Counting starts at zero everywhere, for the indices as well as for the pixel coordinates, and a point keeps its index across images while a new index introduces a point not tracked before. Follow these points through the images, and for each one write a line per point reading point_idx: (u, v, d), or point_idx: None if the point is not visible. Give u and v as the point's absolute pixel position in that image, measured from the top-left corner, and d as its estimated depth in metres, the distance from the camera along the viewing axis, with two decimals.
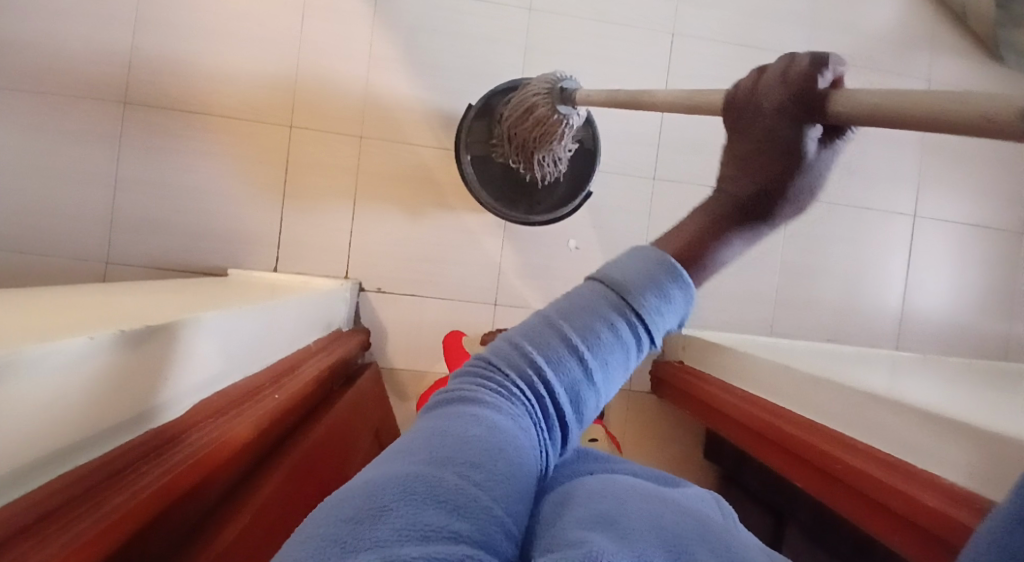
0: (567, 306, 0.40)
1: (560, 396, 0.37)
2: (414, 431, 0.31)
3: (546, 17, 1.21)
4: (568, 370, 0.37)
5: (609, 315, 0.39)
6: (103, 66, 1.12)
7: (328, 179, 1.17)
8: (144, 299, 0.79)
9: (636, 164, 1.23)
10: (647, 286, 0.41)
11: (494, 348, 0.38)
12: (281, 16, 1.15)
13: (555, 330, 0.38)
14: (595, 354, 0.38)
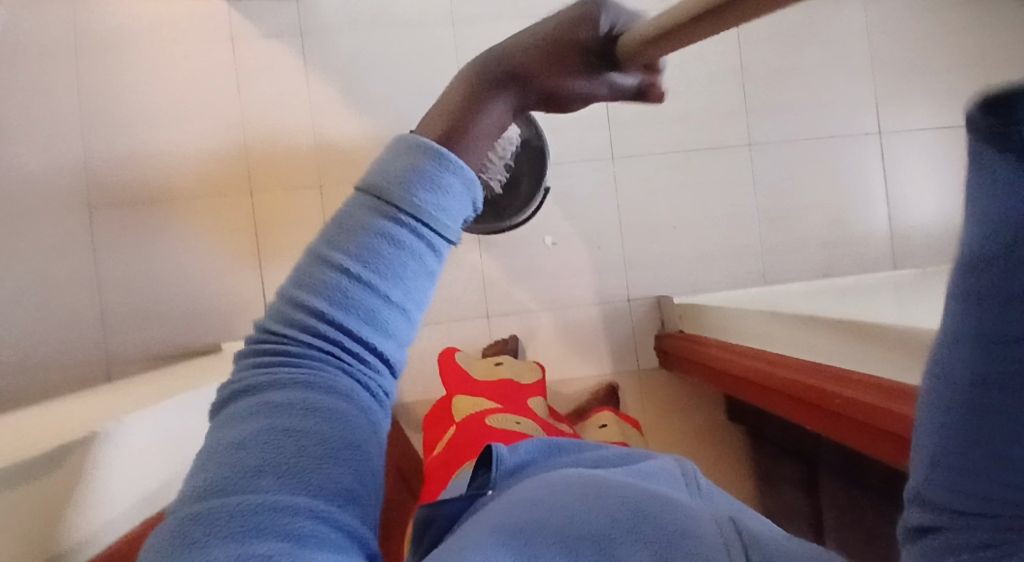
0: (334, 233, 0.31)
1: (365, 338, 0.31)
2: (216, 432, 0.29)
3: (473, 28, 1.22)
4: (354, 306, 0.30)
5: (379, 230, 0.30)
6: (60, 177, 1.14)
7: (299, 234, 1.18)
8: (139, 393, 0.81)
9: (593, 148, 1.23)
10: (416, 173, 0.31)
11: (273, 310, 0.32)
12: (218, 89, 1.17)
13: (323, 265, 0.31)
14: (383, 272, 0.31)
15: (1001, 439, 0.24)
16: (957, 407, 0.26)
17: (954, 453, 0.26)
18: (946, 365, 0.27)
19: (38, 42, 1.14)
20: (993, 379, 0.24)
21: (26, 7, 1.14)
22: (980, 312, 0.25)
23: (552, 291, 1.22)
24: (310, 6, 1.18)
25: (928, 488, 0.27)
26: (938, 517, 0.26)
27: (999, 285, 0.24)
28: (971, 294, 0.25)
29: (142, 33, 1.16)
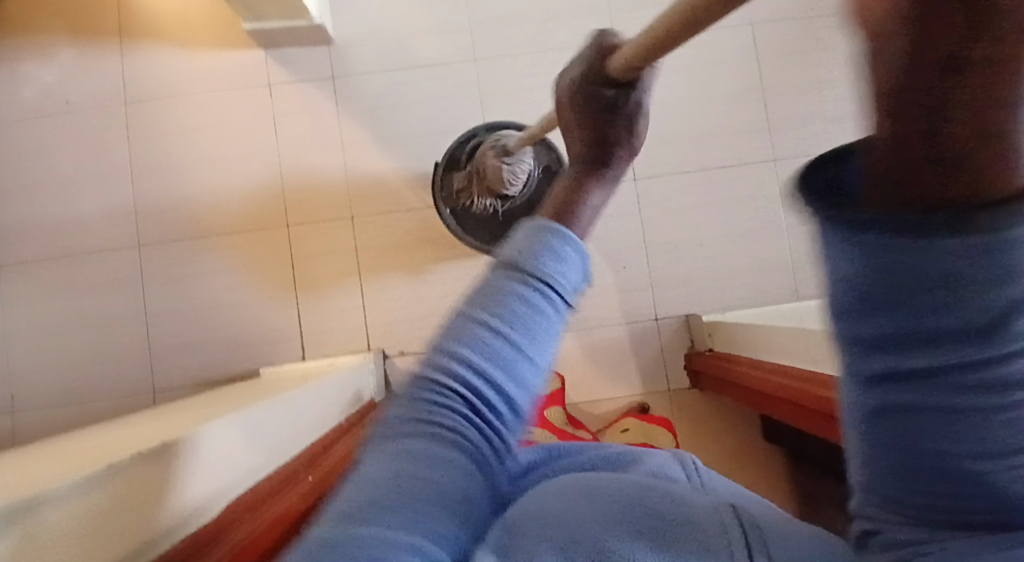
0: (483, 291, 0.37)
1: (499, 388, 0.36)
2: (365, 462, 0.35)
3: (492, 62, 1.27)
4: (496, 359, 0.36)
5: (519, 293, 0.36)
6: (114, 218, 1.23)
7: (332, 264, 1.23)
8: (181, 417, 0.85)
9: None
10: (546, 250, 0.38)
11: (432, 353, 0.38)
12: (256, 131, 1.25)
13: (473, 323, 0.36)
14: (523, 336, 0.36)
15: (936, 439, 0.20)
16: (870, 407, 0.23)
17: (885, 455, 0.22)
18: (842, 360, 0.24)
19: (93, 99, 1.25)
20: (896, 395, 0.21)
21: (83, 68, 1.25)
22: (852, 307, 0.21)
23: (578, 313, 1.23)
24: (339, 51, 1.26)
25: (874, 502, 0.24)
26: (887, 524, 0.23)
27: (879, 294, 0.20)
28: (833, 292, 0.22)
29: (186, 85, 1.25)
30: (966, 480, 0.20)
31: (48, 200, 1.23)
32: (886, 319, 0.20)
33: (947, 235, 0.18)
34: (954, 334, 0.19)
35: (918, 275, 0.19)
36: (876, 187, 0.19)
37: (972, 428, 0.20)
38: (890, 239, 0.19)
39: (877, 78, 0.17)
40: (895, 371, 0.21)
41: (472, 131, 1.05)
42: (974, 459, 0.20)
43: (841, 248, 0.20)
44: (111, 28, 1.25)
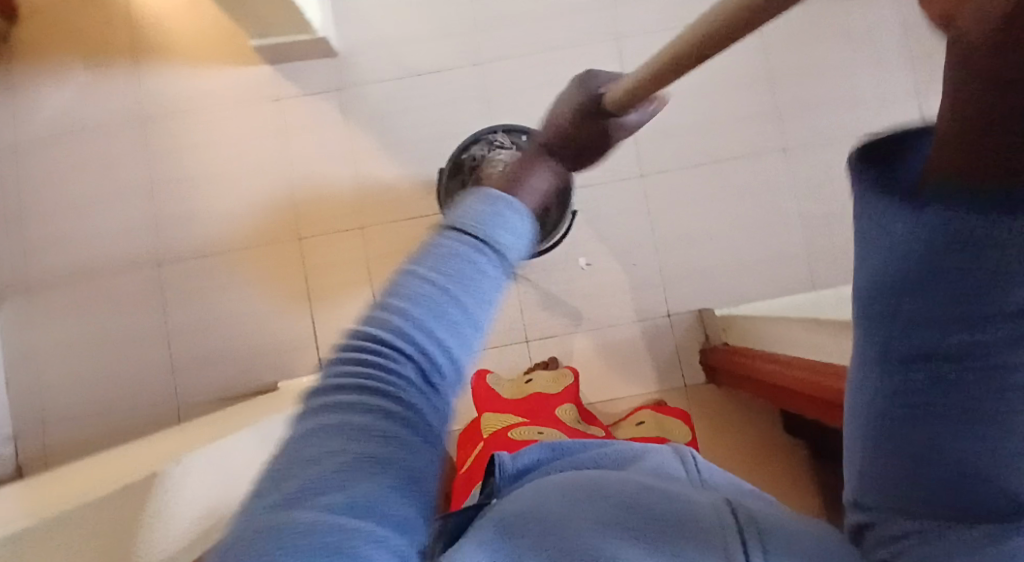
0: (433, 259, 0.40)
1: (444, 350, 0.37)
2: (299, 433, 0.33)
3: (494, 65, 1.27)
4: (442, 315, 0.37)
5: (468, 256, 0.41)
6: (133, 237, 1.26)
7: (345, 273, 1.25)
8: (202, 431, 0.87)
9: (620, 168, 1.25)
10: (487, 217, 0.45)
11: (370, 320, 0.37)
12: (265, 146, 1.27)
13: (414, 280, 0.39)
14: (464, 290, 0.39)
15: (945, 420, 0.28)
16: (891, 404, 0.31)
17: (897, 431, 0.30)
18: (875, 356, 0.32)
19: (108, 121, 1.28)
20: (920, 383, 0.29)
21: (97, 91, 1.29)
22: (904, 303, 0.29)
23: (590, 312, 1.23)
24: (343, 62, 1.27)
25: (875, 487, 0.32)
26: (882, 519, 0.31)
27: (914, 277, 0.28)
28: (878, 288, 0.30)
29: (197, 103, 1.28)
30: (962, 458, 0.27)
31: (70, 221, 1.27)
32: (931, 313, 0.28)
33: (977, 263, 0.25)
34: (978, 334, 0.27)
35: (960, 284, 0.26)
36: (936, 214, 0.25)
37: (978, 416, 0.27)
38: (933, 258, 0.26)
39: (933, 161, 0.24)
40: (931, 359, 0.29)
41: (473, 136, 1.05)
42: (974, 441, 0.27)
43: (895, 258, 0.28)
44: (122, 50, 1.29)
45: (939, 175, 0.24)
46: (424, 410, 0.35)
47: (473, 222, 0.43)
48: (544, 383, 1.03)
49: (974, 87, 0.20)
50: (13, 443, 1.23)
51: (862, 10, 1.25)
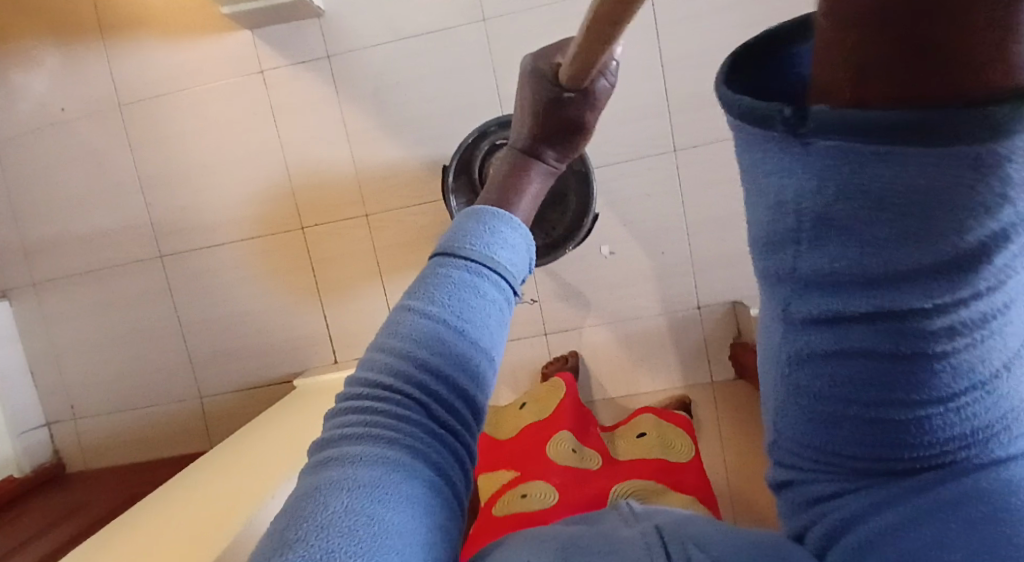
0: (422, 285, 0.38)
1: (451, 375, 0.35)
2: (295, 500, 0.30)
3: (504, 21, 1.09)
4: (447, 346, 0.35)
5: (460, 270, 0.38)
6: (131, 230, 1.21)
7: (353, 266, 1.18)
8: (216, 485, 0.88)
9: (650, 142, 1.10)
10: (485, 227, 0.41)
11: (366, 365, 0.36)
12: (255, 127, 1.16)
13: (413, 318, 0.36)
14: (466, 319, 0.36)
15: (870, 389, 0.23)
16: (791, 361, 0.26)
17: (804, 402, 0.26)
18: (778, 311, 0.26)
19: (88, 104, 1.18)
20: (817, 336, 0.24)
21: (68, 70, 1.17)
22: (806, 264, 0.23)
23: (611, 304, 1.15)
24: (332, 25, 1.11)
25: (796, 455, 0.28)
26: (806, 478, 0.28)
27: (834, 216, 0.21)
28: (776, 241, 0.24)
29: (177, 80, 1.15)
30: (905, 426, 0.23)
31: (67, 214, 1.22)
32: (855, 270, 0.21)
33: (921, 203, 0.19)
34: (915, 289, 0.20)
35: (881, 230, 0.20)
36: (842, 148, 0.20)
37: (913, 379, 0.22)
38: (855, 209, 0.20)
39: (823, 72, 0.21)
40: (846, 324, 0.23)
41: (480, 130, 0.92)
42: (912, 406, 0.22)
43: (812, 197, 0.21)
44: (87, 20, 1.15)
45: (848, 88, 0.20)
46: (439, 438, 0.34)
47: (468, 239, 0.39)
48: (536, 415, 1.05)
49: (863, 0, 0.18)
50: (47, 429, 1.27)
51: None
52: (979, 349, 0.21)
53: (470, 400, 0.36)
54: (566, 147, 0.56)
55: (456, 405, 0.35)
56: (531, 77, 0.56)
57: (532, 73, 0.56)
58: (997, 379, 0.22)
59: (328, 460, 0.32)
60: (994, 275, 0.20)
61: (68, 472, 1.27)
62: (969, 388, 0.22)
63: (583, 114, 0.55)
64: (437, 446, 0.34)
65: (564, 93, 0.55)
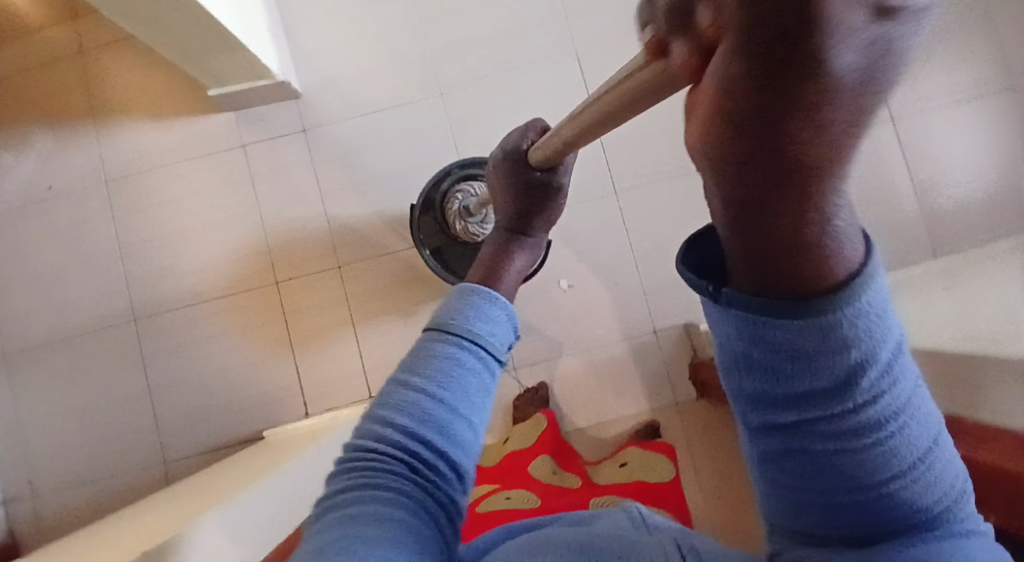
0: (416, 362, 0.48)
1: (436, 436, 0.46)
2: (317, 517, 0.43)
3: (459, 94, 1.26)
4: (429, 412, 0.46)
5: (446, 352, 0.48)
6: (107, 297, 1.25)
7: (326, 314, 1.23)
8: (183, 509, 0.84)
9: (595, 186, 1.24)
10: (462, 307, 0.52)
11: (369, 426, 0.47)
12: (233, 193, 1.26)
13: (403, 387, 0.47)
14: (448, 389, 0.47)
15: (820, 481, 0.31)
16: (765, 454, 0.33)
17: (783, 488, 0.33)
18: (744, 419, 0.34)
19: (75, 182, 1.27)
20: (776, 435, 0.32)
21: (60, 154, 1.27)
22: (751, 388, 0.31)
23: (574, 335, 1.21)
24: (307, 103, 1.27)
25: (782, 524, 0.35)
26: (797, 550, 0.34)
27: (749, 358, 0.29)
28: (729, 373, 0.32)
29: (163, 157, 1.27)
30: (858, 499, 0.30)
31: (43, 286, 1.25)
32: (780, 395, 0.30)
33: (803, 358, 0.27)
34: (817, 406, 0.29)
35: (786, 367, 0.28)
36: (745, 318, 0.27)
37: (835, 468, 0.30)
38: (765, 355, 0.28)
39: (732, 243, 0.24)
40: (793, 429, 0.31)
41: (445, 170, 1.03)
42: (861, 492, 0.30)
43: (735, 343, 0.29)
44: (82, 110, 1.27)
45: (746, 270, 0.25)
46: (434, 495, 0.45)
47: (450, 318, 0.51)
48: (518, 442, 1.06)
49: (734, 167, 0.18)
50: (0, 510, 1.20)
51: None
52: (888, 444, 0.29)
53: (460, 462, 0.47)
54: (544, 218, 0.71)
55: (445, 459, 0.46)
56: (508, 161, 0.71)
57: (507, 158, 0.72)
58: (915, 468, 0.30)
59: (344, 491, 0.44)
60: (861, 395, 0.28)
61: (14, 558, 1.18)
62: (896, 469, 0.29)
63: (552, 189, 0.71)
64: (435, 503, 0.45)
65: (538, 174, 0.70)
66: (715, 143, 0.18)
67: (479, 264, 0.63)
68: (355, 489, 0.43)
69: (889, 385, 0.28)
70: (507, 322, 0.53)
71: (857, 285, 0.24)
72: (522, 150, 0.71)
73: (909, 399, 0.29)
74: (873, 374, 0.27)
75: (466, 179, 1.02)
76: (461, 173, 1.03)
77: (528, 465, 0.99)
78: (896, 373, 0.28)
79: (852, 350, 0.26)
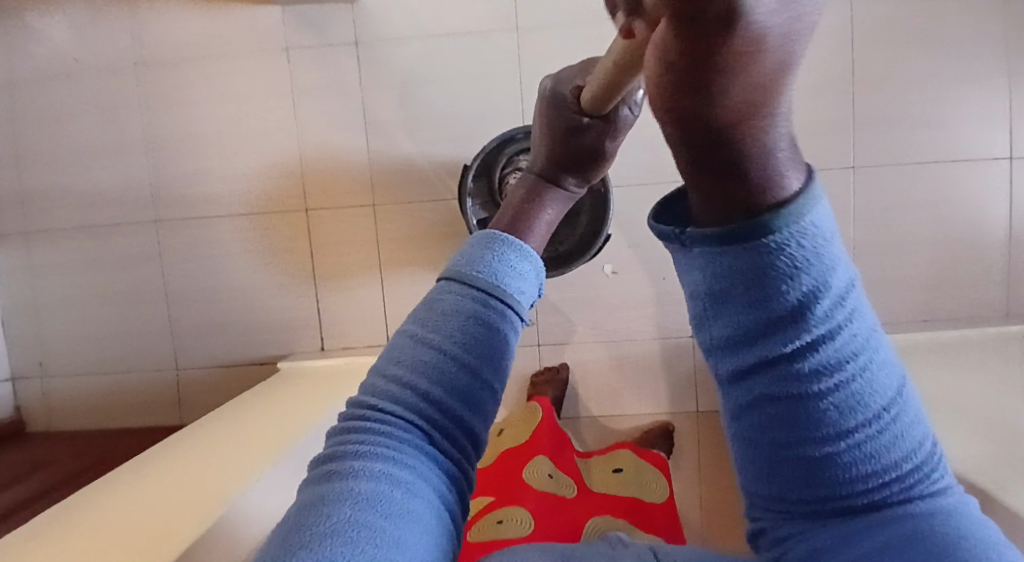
0: (427, 315, 0.40)
1: (450, 400, 0.38)
2: (302, 497, 0.34)
3: (535, 33, 1.10)
4: (443, 371, 0.38)
5: (470, 306, 0.39)
6: (129, 191, 1.18)
7: (354, 255, 1.17)
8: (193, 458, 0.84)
9: (664, 169, 1.11)
10: (495, 255, 0.43)
11: (369, 385, 0.39)
12: (271, 102, 1.14)
13: (414, 343, 0.39)
14: (470, 350, 0.38)
15: (791, 446, 0.25)
16: (735, 415, 0.28)
17: (751, 454, 0.28)
18: (716, 376, 0.29)
19: (101, 58, 1.15)
20: (737, 388, 0.27)
21: (88, 21, 1.14)
22: (714, 331, 0.26)
23: (607, 323, 1.15)
24: (364, 14, 1.11)
25: (758, 499, 0.29)
26: (776, 522, 0.28)
27: (710, 291, 0.25)
28: (694, 315, 0.27)
29: (199, 48, 1.14)
30: (820, 464, 0.25)
31: (63, 165, 1.18)
32: (741, 335, 0.25)
33: (758, 281, 0.23)
34: (769, 346, 0.24)
35: (741, 294, 0.24)
36: (709, 250, 0.24)
37: (807, 424, 0.24)
38: (720, 281, 0.24)
39: (697, 208, 0.24)
40: (755, 377, 0.25)
41: (507, 135, 0.91)
42: (834, 455, 0.24)
43: (698, 276, 0.25)
44: None
45: (711, 207, 0.23)
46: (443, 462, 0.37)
47: (475, 267, 0.42)
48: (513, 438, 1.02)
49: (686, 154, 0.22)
50: (15, 382, 1.22)
51: (978, 9, 1.06)
52: (853, 388, 0.24)
53: (471, 430, 0.39)
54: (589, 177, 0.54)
55: (461, 428, 0.38)
56: (550, 104, 0.55)
57: (549, 100, 0.55)
58: (886, 419, 0.25)
59: (336, 465, 0.34)
60: (818, 327, 0.23)
61: (28, 431, 1.22)
62: (864, 424, 0.24)
63: (601, 143, 0.54)
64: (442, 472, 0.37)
65: (585, 121, 0.53)
66: (665, 77, 0.19)
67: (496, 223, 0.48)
68: (349, 454, 0.35)
69: (846, 318, 0.24)
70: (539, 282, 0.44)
71: (802, 208, 0.22)
72: (568, 92, 0.55)
73: (868, 336, 0.25)
74: (827, 303, 0.23)
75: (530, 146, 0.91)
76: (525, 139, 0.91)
77: (524, 468, 0.93)
78: (851, 307, 0.24)
79: (803, 276, 0.22)
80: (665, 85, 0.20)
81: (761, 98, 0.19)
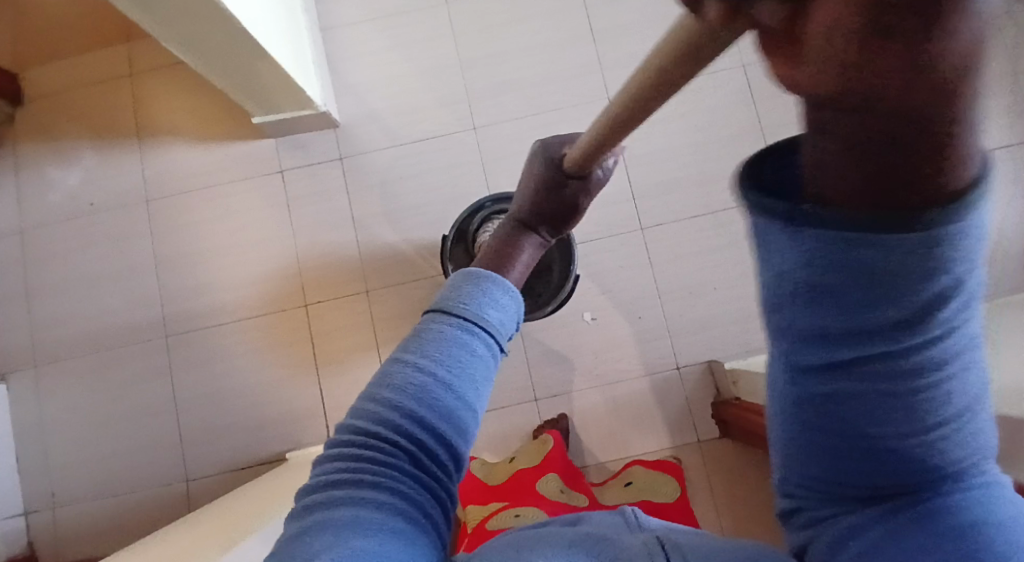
0: (420, 344, 0.47)
1: (436, 421, 0.44)
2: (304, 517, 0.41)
3: (491, 128, 1.30)
4: (429, 399, 0.45)
5: (452, 338, 0.47)
6: (140, 311, 1.28)
7: (352, 338, 1.25)
8: (208, 528, 0.86)
9: (621, 222, 1.25)
10: (470, 293, 0.52)
11: (359, 413, 0.45)
12: (269, 215, 1.29)
13: (403, 369, 0.46)
14: (452, 376, 0.46)
15: (870, 435, 0.30)
16: (808, 403, 0.32)
17: (821, 441, 0.33)
18: (790, 368, 0.33)
19: (116, 200, 1.32)
20: (824, 381, 0.31)
21: (104, 170, 1.32)
22: (801, 323, 0.29)
23: (597, 368, 1.22)
24: (345, 133, 1.31)
25: (806, 482, 0.35)
26: (811, 502, 0.35)
27: (801, 285, 0.27)
28: (784, 304, 0.29)
29: (204, 178, 1.31)
30: (900, 455, 0.30)
31: (78, 298, 1.29)
32: (840, 332, 0.28)
33: (879, 287, 0.25)
34: (881, 346, 0.27)
35: (854, 295, 0.26)
36: (817, 231, 0.25)
37: (894, 419, 0.29)
38: (833, 280, 0.26)
39: (811, 175, 0.23)
40: (842, 371, 0.29)
41: (477, 205, 1.06)
42: (906, 440, 0.29)
43: (797, 264, 0.27)
44: (129, 132, 1.33)
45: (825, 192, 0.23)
46: (422, 479, 0.44)
47: (459, 302, 0.50)
48: (526, 459, 1.07)
49: (856, 130, 0.18)
50: (23, 518, 1.23)
51: None
52: (945, 390, 0.28)
53: (455, 450, 0.46)
54: (559, 227, 0.75)
55: (446, 450, 0.45)
56: (541, 162, 0.74)
57: (541, 157, 0.75)
58: (962, 420, 0.29)
59: (330, 493, 0.41)
60: (935, 331, 0.26)
61: None
62: (943, 425, 0.29)
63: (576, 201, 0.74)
64: (423, 488, 0.44)
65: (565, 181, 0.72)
66: (818, 70, 0.17)
67: (487, 256, 0.66)
68: (344, 481, 0.42)
69: (963, 327, 0.26)
70: (514, 311, 0.53)
71: (971, 199, 0.21)
72: (553, 156, 0.74)
73: (975, 342, 0.28)
74: (955, 307, 0.25)
75: (498, 211, 1.05)
76: (493, 205, 1.06)
77: (535, 483, 1.01)
78: (972, 316, 0.26)
79: (947, 272, 0.24)
80: (825, 63, 0.16)
81: (971, 48, 0.15)
